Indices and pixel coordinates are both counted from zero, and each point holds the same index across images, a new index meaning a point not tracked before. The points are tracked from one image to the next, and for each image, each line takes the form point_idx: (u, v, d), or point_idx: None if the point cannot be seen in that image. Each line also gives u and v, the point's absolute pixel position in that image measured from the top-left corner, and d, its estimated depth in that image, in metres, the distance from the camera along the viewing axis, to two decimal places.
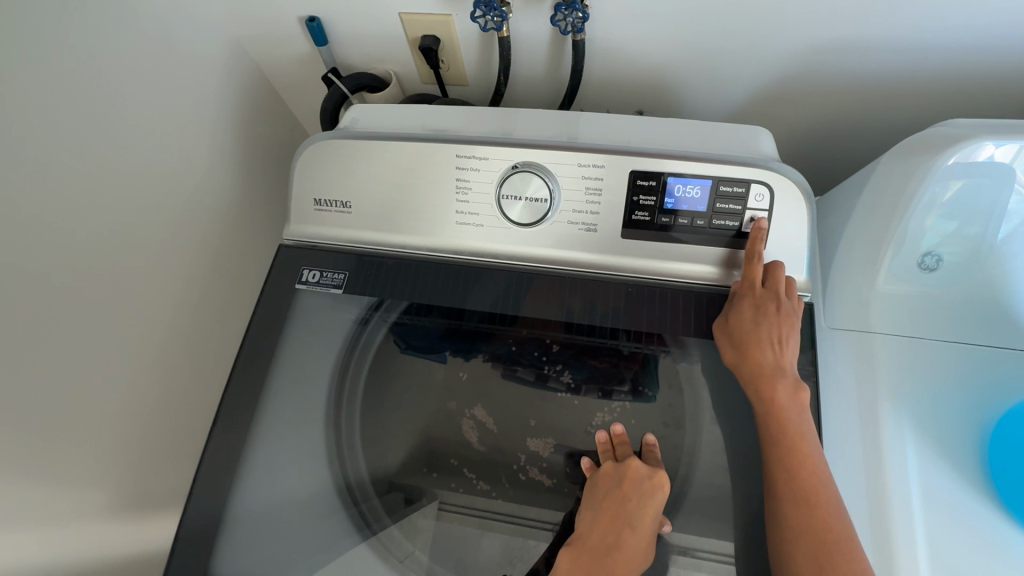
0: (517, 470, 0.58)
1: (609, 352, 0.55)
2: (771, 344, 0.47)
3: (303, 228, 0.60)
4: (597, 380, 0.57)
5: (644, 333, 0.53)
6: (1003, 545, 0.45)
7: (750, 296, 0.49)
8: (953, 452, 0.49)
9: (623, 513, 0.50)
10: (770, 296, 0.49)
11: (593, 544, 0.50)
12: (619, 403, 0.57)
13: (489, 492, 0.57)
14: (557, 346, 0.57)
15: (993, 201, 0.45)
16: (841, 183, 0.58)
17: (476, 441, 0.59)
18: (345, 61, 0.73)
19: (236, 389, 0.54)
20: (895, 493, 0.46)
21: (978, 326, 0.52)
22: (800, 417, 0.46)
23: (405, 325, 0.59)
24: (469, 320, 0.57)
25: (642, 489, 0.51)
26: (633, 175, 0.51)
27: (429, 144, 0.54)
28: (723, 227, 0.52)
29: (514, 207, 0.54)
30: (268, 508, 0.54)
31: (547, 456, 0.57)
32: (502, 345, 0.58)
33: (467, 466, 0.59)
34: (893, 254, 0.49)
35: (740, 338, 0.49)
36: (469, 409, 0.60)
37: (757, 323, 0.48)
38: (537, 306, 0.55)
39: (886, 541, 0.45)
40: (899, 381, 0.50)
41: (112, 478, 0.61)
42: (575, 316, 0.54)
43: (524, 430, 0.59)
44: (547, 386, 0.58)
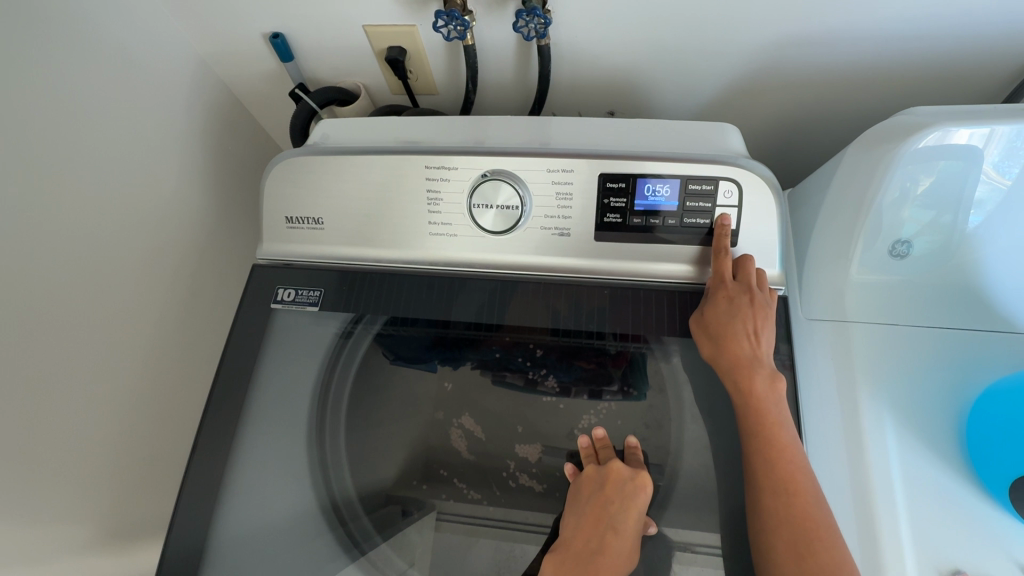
0: (507, 476, 0.58)
1: (594, 353, 0.55)
2: (747, 336, 0.48)
3: (276, 247, 0.59)
4: (584, 381, 0.57)
5: (627, 336, 0.53)
6: (978, 519, 0.46)
7: (725, 290, 0.49)
8: (935, 435, 0.49)
9: (605, 516, 0.50)
10: (744, 288, 0.49)
11: (576, 550, 0.50)
12: (608, 403, 0.57)
13: (481, 500, 0.57)
14: (540, 351, 0.57)
15: (961, 188, 0.46)
16: (807, 177, 0.59)
17: (464, 449, 0.60)
18: (312, 76, 0.72)
19: (215, 414, 0.54)
20: (876, 473, 0.46)
21: (956, 310, 0.53)
22: (778, 407, 0.47)
23: (386, 338, 0.59)
24: (454, 329, 0.56)
25: (625, 491, 0.51)
26: (602, 178, 0.51)
27: (397, 156, 0.54)
28: (697, 225, 0.52)
29: (486, 215, 0.53)
30: (253, 532, 0.53)
31: (536, 461, 0.57)
32: (488, 352, 0.58)
33: (458, 476, 0.59)
34: (866, 243, 0.50)
35: (717, 334, 0.49)
36: (458, 418, 0.60)
37: (734, 315, 0.48)
38: (516, 315, 0.54)
39: (869, 523, 0.45)
40: (880, 370, 0.51)
41: (90, 511, 0.59)
42: (555, 323, 0.54)
43: (511, 437, 0.59)
44: (536, 390, 0.58)
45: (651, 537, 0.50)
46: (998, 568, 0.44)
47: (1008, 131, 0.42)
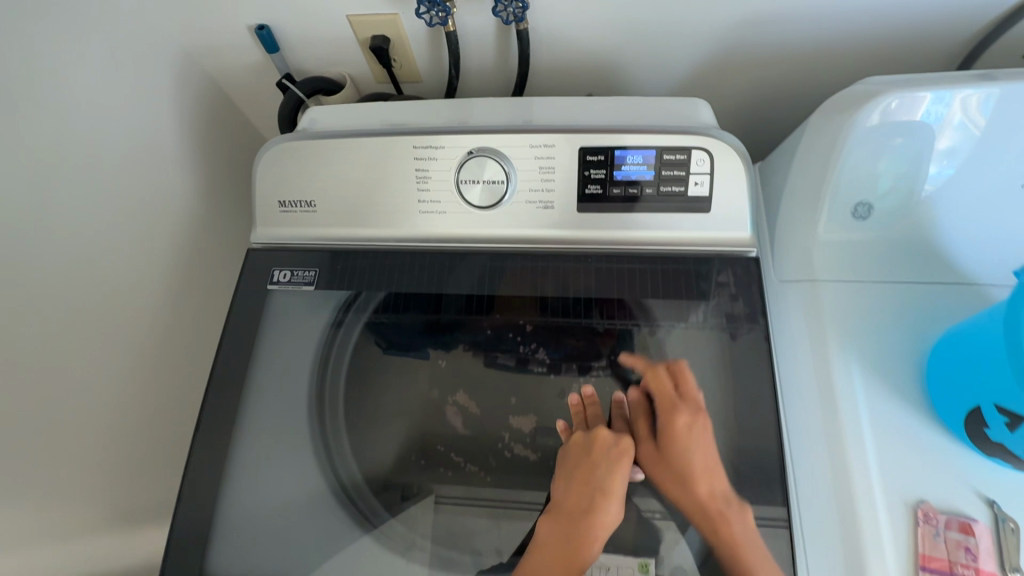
0: (502, 448, 0.58)
1: (583, 329, 0.56)
2: (704, 467, 0.51)
3: (271, 230, 0.61)
4: (574, 357, 0.58)
5: (614, 308, 0.56)
6: (940, 453, 0.49)
7: (673, 414, 0.53)
8: (902, 379, 0.52)
9: (593, 478, 0.52)
10: (689, 408, 0.53)
11: (570, 509, 0.52)
12: (598, 377, 0.57)
13: (478, 473, 0.57)
14: (530, 327, 0.58)
15: (916, 154, 0.51)
16: (774, 150, 0.63)
17: (460, 425, 0.59)
18: (297, 67, 0.73)
19: (218, 391, 0.56)
20: (845, 412, 0.50)
21: (921, 265, 0.56)
22: (744, 531, 0.48)
23: (378, 326, 0.60)
24: (446, 312, 0.58)
25: (609, 456, 0.53)
26: (581, 151, 0.54)
27: (386, 138, 0.56)
28: (674, 192, 0.54)
29: (473, 190, 0.56)
30: (259, 502, 0.55)
31: (530, 433, 0.58)
32: (479, 332, 0.59)
33: (455, 451, 0.58)
34: (830, 205, 0.54)
35: (672, 459, 0.51)
36: (452, 396, 0.60)
37: (684, 439, 0.51)
38: (505, 294, 0.57)
39: (841, 459, 0.49)
40: (850, 321, 0.54)
41: None
42: (542, 300, 0.57)
43: (505, 410, 0.59)
44: (527, 368, 0.58)
45: (638, 483, 0.52)
46: (964, 499, 0.47)
47: (966, 95, 0.48)
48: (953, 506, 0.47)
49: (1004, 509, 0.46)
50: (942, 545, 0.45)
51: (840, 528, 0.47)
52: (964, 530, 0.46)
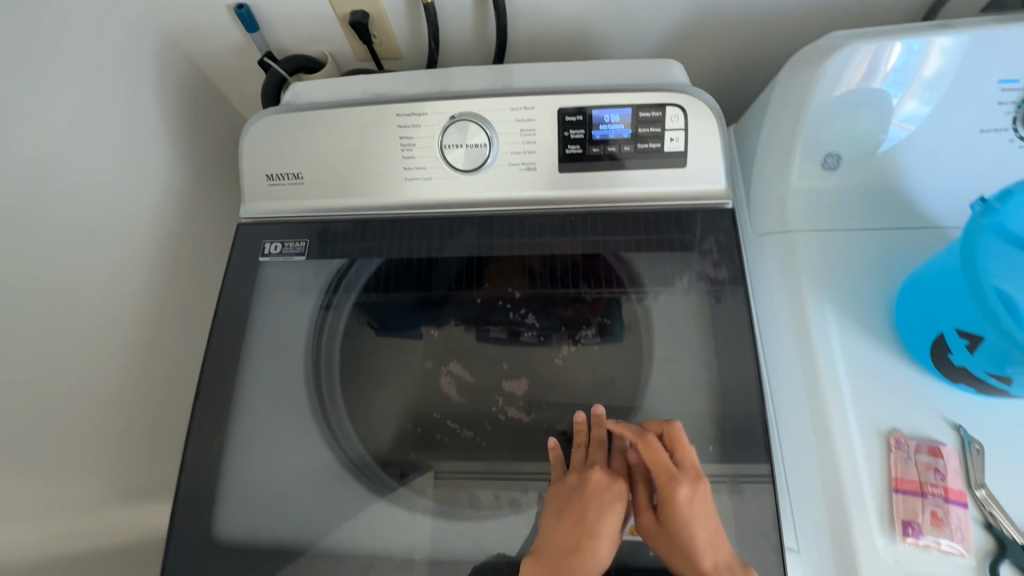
0: (496, 411, 0.59)
1: (572, 300, 0.59)
2: (711, 539, 0.49)
3: (259, 205, 0.62)
4: (564, 327, 0.60)
5: (601, 278, 0.58)
6: (911, 384, 0.51)
7: (672, 486, 0.51)
8: (874, 318, 0.54)
9: (582, 519, 0.53)
10: (688, 478, 0.52)
11: (556, 548, 0.52)
12: (589, 345, 0.59)
13: (474, 438, 0.58)
14: (519, 295, 0.60)
15: (897, 90, 0.53)
16: (748, 112, 0.65)
17: (455, 394, 0.60)
18: (278, 46, 0.74)
19: (215, 361, 0.57)
20: (820, 348, 0.53)
21: (890, 212, 0.58)
22: None
23: (373, 306, 0.61)
24: (437, 289, 0.60)
25: (601, 496, 0.54)
26: (560, 112, 0.55)
27: (369, 107, 0.58)
28: (651, 149, 0.56)
29: (456, 154, 0.57)
30: (262, 469, 0.55)
31: (522, 395, 0.59)
32: (471, 305, 0.61)
33: (451, 419, 0.60)
34: (801, 155, 0.57)
35: (673, 531, 0.51)
36: (446, 366, 0.61)
37: (685, 513, 0.50)
38: (494, 267, 0.59)
39: (818, 391, 0.52)
40: (824, 267, 0.57)
41: (109, 470, 0.61)
42: (529, 270, 0.59)
43: (497, 374, 0.60)
44: (520, 341, 0.61)
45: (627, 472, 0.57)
46: (934, 426, 0.50)
47: (931, 45, 0.50)
48: (923, 432, 0.49)
49: (970, 433, 0.49)
50: (914, 468, 0.48)
51: (818, 459, 0.50)
52: (934, 453, 0.48)
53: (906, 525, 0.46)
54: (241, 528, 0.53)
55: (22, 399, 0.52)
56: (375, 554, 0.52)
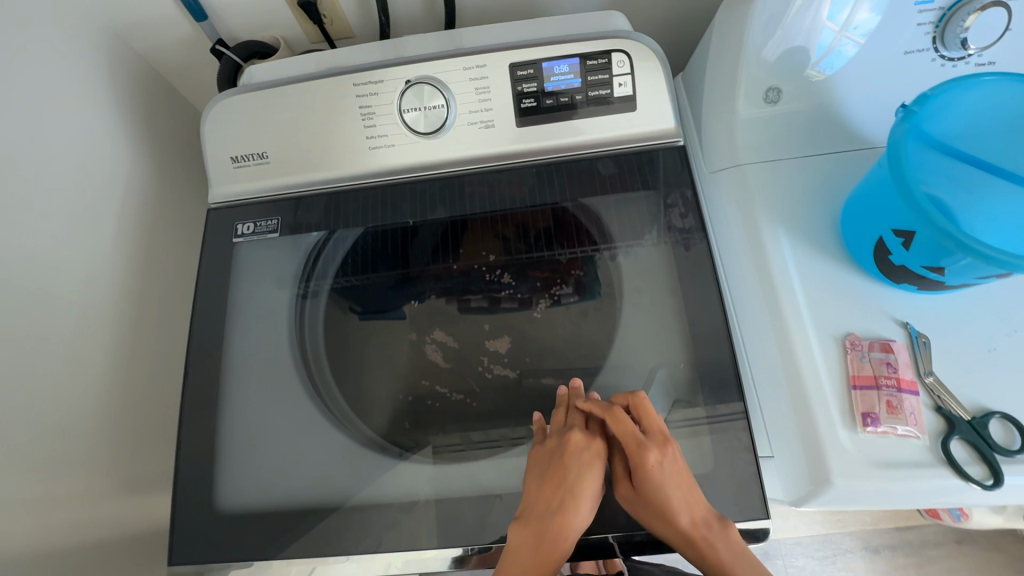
0: (482, 369, 0.61)
1: (548, 263, 0.62)
2: (686, 499, 0.51)
3: (227, 188, 0.63)
4: (541, 288, 0.63)
5: (573, 239, 0.61)
6: (862, 291, 0.55)
7: (641, 453, 0.53)
8: (824, 235, 0.58)
9: (565, 481, 0.55)
10: (656, 444, 0.53)
11: (541, 510, 0.54)
12: (568, 304, 0.62)
13: (463, 400, 0.60)
14: (494, 258, 0.62)
15: None
16: (693, 60, 0.70)
17: (442, 361, 0.63)
18: (229, 35, 0.74)
19: (200, 342, 0.58)
20: (776, 264, 0.57)
21: (831, 137, 0.62)
22: (726, 544, 0.50)
23: (348, 290, 0.63)
24: (415, 265, 0.62)
25: (581, 458, 0.57)
26: (511, 67, 0.58)
27: (325, 80, 0.59)
28: (601, 95, 0.59)
29: (416, 118, 0.59)
30: (254, 443, 0.56)
31: (506, 352, 0.62)
32: (449, 276, 0.63)
33: (439, 384, 0.61)
34: (744, 89, 0.61)
35: (647, 495, 0.53)
36: (429, 335, 0.64)
37: (656, 477, 0.52)
38: (466, 237, 0.62)
39: (776, 304, 0.55)
40: (777, 192, 0.60)
41: (105, 463, 0.62)
42: (503, 238, 0.61)
43: (479, 335, 0.63)
44: (501, 308, 0.63)
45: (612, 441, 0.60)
46: (884, 325, 0.53)
47: None
48: (875, 332, 0.53)
49: (917, 328, 0.53)
50: (868, 364, 0.51)
51: (783, 367, 0.54)
52: (885, 349, 0.52)
53: (865, 416, 0.49)
54: (241, 499, 0.54)
55: (15, 394, 0.52)
56: (373, 504, 0.53)
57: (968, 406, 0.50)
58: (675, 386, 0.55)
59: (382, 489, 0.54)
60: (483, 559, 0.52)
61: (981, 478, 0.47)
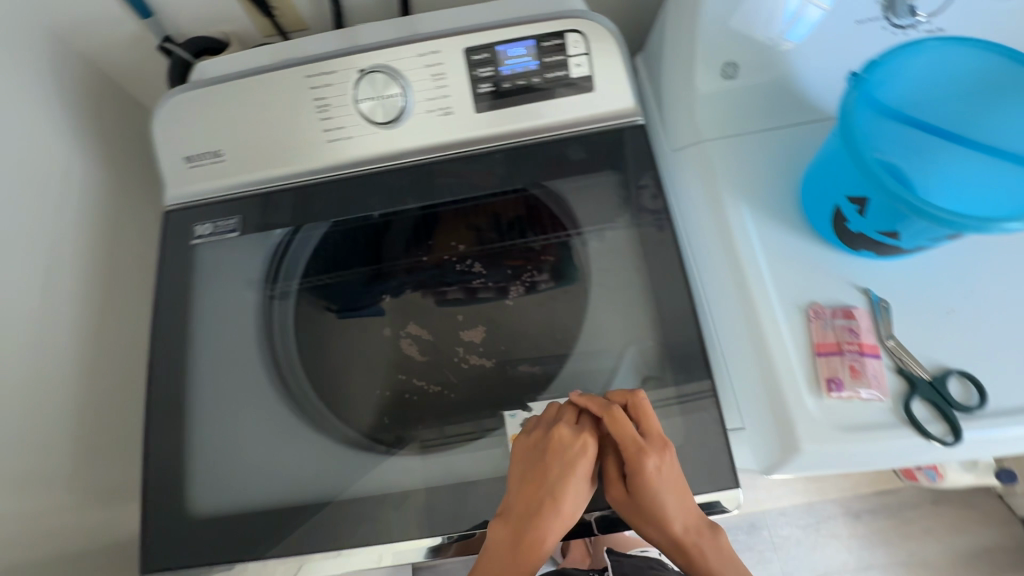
0: (458, 360, 0.62)
1: (520, 251, 0.63)
2: (680, 504, 0.50)
3: (183, 189, 0.61)
4: (516, 277, 0.64)
5: (542, 225, 0.62)
6: (825, 260, 0.56)
7: (640, 459, 0.50)
8: (786, 207, 0.59)
9: (551, 482, 0.51)
10: (654, 448, 0.50)
11: (525, 511, 0.50)
12: (545, 290, 0.63)
13: (441, 392, 0.60)
14: (463, 247, 0.63)
15: None
16: (650, 42, 0.72)
17: (417, 354, 0.63)
18: (178, 32, 0.72)
19: (161, 348, 0.56)
20: (740, 237, 0.57)
21: (793, 107, 0.62)
22: (714, 546, 0.50)
23: (325, 288, 0.64)
24: (388, 260, 0.64)
25: (568, 458, 0.52)
26: (465, 52, 0.57)
27: (278, 73, 0.58)
28: (559, 77, 0.58)
29: (373, 109, 0.58)
30: (225, 447, 0.55)
31: (482, 341, 0.62)
32: (423, 270, 0.64)
33: (416, 377, 0.61)
34: (703, 65, 0.62)
35: (641, 499, 0.50)
36: (404, 329, 0.64)
37: (653, 483, 0.49)
38: (438, 228, 0.63)
39: (742, 277, 0.56)
40: (739, 166, 0.60)
41: (71, 478, 0.60)
42: (476, 229, 0.63)
43: (454, 326, 0.63)
44: (478, 298, 0.64)
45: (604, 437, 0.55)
46: (846, 293, 0.54)
47: None
48: (837, 300, 0.54)
49: (877, 294, 0.54)
50: (831, 332, 0.52)
51: (750, 339, 0.54)
52: (847, 315, 0.53)
53: (829, 381, 0.50)
54: (212, 504, 0.53)
55: None
56: (348, 501, 0.52)
57: (929, 366, 0.51)
58: (645, 365, 0.56)
59: (357, 483, 0.53)
60: (464, 547, 0.51)
61: (941, 434, 0.49)
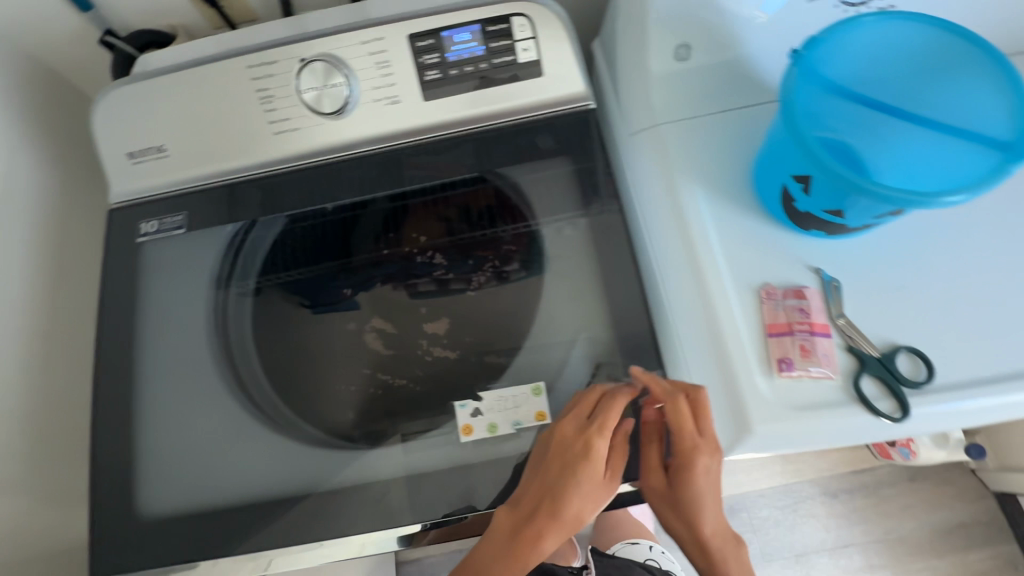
0: (422, 353, 0.61)
1: (492, 242, 0.62)
2: (711, 500, 0.52)
3: (127, 186, 0.60)
4: (490, 268, 0.62)
5: (507, 213, 0.61)
6: (781, 241, 0.56)
7: (695, 456, 0.50)
8: (739, 189, 0.58)
9: (552, 479, 0.50)
10: (708, 448, 0.50)
11: (535, 504, 0.50)
12: (517, 281, 0.61)
13: (409, 385, 0.59)
14: (424, 239, 0.62)
15: None
16: (603, 28, 0.71)
17: (382, 347, 0.61)
18: (122, 24, 0.70)
19: (107, 348, 0.55)
20: (694, 220, 0.57)
21: (744, 89, 0.62)
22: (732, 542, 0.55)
23: (298, 283, 0.63)
24: (357, 255, 0.63)
25: (572, 453, 0.50)
26: (410, 39, 0.56)
27: (218, 65, 0.57)
28: (507, 62, 0.57)
29: (318, 99, 0.57)
30: (175, 446, 0.54)
31: (446, 333, 0.61)
32: (392, 264, 0.63)
33: (379, 370, 0.60)
34: (655, 46, 0.60)
35: (683, 492, 0.51)
36: (369, 323, 0.63)
37: (701, 480, 0.50)
38: (408, 221, 0.62)
39: (696, 260, 0.55)
40: (693, 149, 0.60)
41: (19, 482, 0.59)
42: (447, 222, 0.62)
43: (417, 319, 0.62)
44: (451, 290, 0.62)
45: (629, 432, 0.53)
46: (797, 272, 0.54)
47: None
48: (788, 280, 0.54)
49: (830, 274, 0.54)
50: (783, 312, 0.52)
51: (704, 322, 0.54)
52: (798, 295, 0.53)
53: (780, 361, 0.51)
54: (162, 504, 0.52)
55: None
56: (299, 497, 0.52)
57: (878, 343, 0.51)
58: (599, 352, 0.55)
59: (311, 476, 0.53)
60: (441, 533, 0.51)
61: (890, 411, 0.49)
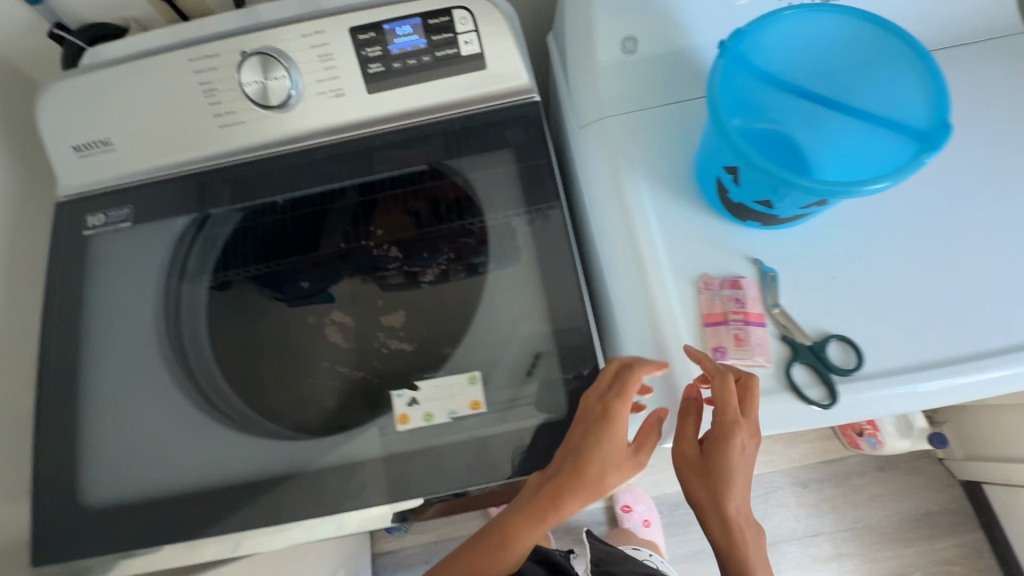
0: (378, 346, 0.59)
1: (461, 233, 0.61)
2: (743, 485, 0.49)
3: (75, 179, 0.60)
4: (459, 259, 0.61)
5: (461, 204, 0.61)
6: (723, 232, 0.56)
7: (733, 433, 0.48)
8: (682, 181, 0.59)
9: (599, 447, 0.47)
10: (749, 428, 0.48)
11: (571, 471, 0.47)
12: (485, 271, 0.59)
13: (366, 378, 0.58)
14: (381, 232, 0.62)
15: None
16: (556, 22, 0.72)
17: (342, 341, 0.60)
18: (74, 18, 0.70)
19: (55, 339, 0.56)
20: (637, 212, 0.57)
21: (692, 81, 0.62)
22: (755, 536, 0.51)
23: (269, 275, 0.62)
24: (325, 250, 0.62)
25: (604, 419, 0.48)
26: (351, 32, 0.56)
27: (161, 58, 0.57)
28: (449, 55, 0.58)
29: (260, 92, 0.56)
30: (121, 436, 0.55)
31: (402, 325, 0.60)
32: (363, 257, 0.62)
33: (338, 363, 0.59)
34: (601, 40, 0.61)
35: (716, 470, 0.48)
36: (329, 316, 0.61)
37: (735, 458, 0.48)
38: (379, 214, 0.62)
39: (637, 251, 0.56)
40: (636, 142, 0.60)
41: None
42: (415, 214, 0.62)
43: (375, 311, 0.61)
44: (420, 282, 0.61)
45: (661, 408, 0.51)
46: (735, 263, 0.55)
47: None
48: (725, 270, 0.55)
49: (767, 265, 0.55)
50: (718, 303, 0.53)
51: (644, 313, 0.55)
52: (734, 286, 0.53)
53: (715, 350, 0.52)
54: (107, 494, 0.53)
55: None
56: (242, 484, 0.52)
57: (810, 333, 0.52)
58: (542, 340, 0.56)
59: (255, 465, 0.53)
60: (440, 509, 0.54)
61: (819, 398, 0.50)
